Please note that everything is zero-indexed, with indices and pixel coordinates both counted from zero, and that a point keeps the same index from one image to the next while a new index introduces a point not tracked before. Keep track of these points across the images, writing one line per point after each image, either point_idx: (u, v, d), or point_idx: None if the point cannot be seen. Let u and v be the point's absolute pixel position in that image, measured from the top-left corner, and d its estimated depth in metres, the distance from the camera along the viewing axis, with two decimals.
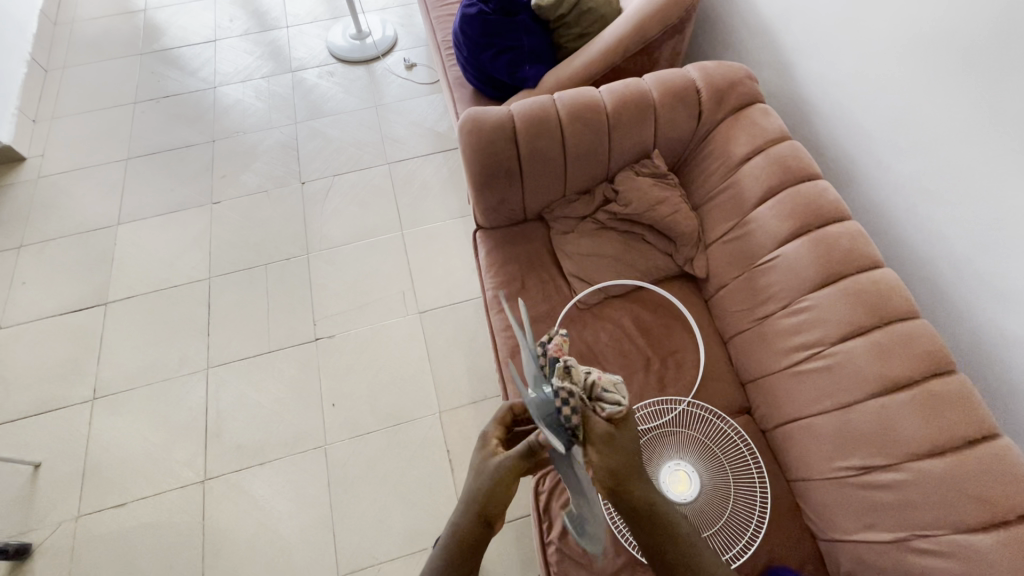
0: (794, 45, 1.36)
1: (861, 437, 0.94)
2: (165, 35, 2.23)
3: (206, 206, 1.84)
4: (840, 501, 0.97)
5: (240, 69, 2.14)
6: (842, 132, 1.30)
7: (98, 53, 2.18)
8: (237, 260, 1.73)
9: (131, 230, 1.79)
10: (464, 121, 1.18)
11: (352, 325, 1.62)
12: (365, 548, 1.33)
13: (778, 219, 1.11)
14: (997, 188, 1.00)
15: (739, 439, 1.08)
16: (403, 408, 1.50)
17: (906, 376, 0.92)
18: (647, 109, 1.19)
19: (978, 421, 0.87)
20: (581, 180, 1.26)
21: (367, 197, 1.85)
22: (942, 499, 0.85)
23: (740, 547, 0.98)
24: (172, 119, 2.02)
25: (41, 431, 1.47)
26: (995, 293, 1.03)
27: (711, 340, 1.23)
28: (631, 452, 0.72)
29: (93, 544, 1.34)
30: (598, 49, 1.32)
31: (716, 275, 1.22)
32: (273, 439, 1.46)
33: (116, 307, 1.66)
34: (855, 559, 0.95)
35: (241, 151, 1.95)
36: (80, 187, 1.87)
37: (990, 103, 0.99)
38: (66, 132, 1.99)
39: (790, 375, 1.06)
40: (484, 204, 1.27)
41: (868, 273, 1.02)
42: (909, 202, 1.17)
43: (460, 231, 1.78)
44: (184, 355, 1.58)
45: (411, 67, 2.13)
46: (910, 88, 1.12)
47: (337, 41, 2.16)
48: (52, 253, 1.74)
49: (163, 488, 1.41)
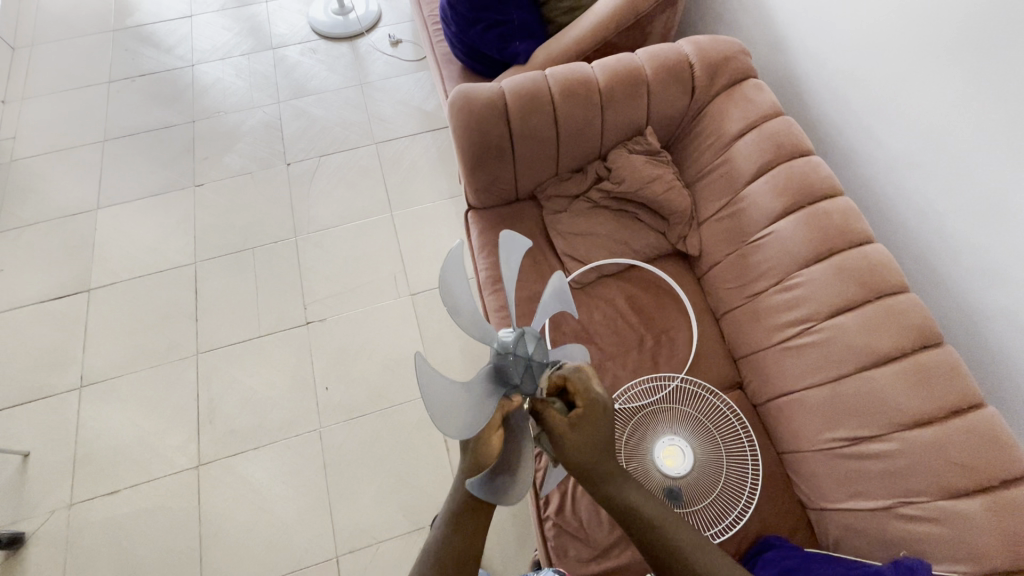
0: (783, 19, 1.35)
1: (849, 409, 0.97)
2: (138, 11, 2.15)
3: (188, 189, 1.79)
4: (829, 471, 1.00)
5: (217, 46, 2.07)
6: (832, 109, 1.29)
7: (67, 30, 2.09)
8: (223, 244, 1.70)
9: (112, 214, 1.74)
10: (454, 98, 1.15)
11: (343, 309, 1.61)
12: (363, 528, 1.35)
13: (770, 196, 1.11)
14: (988, 163, 1.01)
15: (732, 414, 1.11)
16: (398, 391, 1.51)
17: (895, 349, 0.94)
18: (640, 85, 1.17)
19: (964, 392, 0.90)
20: (573, 158, 1.24)
21: (354, 179, 1.82)
22: (928, 466, 0.88)
23: (734, 515, 1.01)
24: (151, 99, 1.95)
25: (28, 421, 1.45)
26: (979, 267, 1.05)
27: (703, 316, 1.24)
28: (601, 433, 0.68)
29: (88, 532, 1.33)
30: (589, 23, 1.29)
31: (708, 253, 1.22)
32: (267, 423, 1.46)
33: (100, 293, 1.62)
34: (844, 527, 0.98)
35: (223, 132, 1.89)
36: (57, 171, 1.81)
37: (979, 83, 1.01)
38: (37, 114, 1.92)
39: (782, 351, 1.08)
40: (476, 184, 1.25)
41: (859, 249, 1.03)
42: (897, 178, 1.18)
43: (450, 212, 1.77)
44: (174, 341, 1.56)
45: (396, 44, 2.08)
46: (902, 64, 1.12)
47: (319, 17, 2.10)
48: (30, 239, 1.69)
49: (157, 474, 1.40)
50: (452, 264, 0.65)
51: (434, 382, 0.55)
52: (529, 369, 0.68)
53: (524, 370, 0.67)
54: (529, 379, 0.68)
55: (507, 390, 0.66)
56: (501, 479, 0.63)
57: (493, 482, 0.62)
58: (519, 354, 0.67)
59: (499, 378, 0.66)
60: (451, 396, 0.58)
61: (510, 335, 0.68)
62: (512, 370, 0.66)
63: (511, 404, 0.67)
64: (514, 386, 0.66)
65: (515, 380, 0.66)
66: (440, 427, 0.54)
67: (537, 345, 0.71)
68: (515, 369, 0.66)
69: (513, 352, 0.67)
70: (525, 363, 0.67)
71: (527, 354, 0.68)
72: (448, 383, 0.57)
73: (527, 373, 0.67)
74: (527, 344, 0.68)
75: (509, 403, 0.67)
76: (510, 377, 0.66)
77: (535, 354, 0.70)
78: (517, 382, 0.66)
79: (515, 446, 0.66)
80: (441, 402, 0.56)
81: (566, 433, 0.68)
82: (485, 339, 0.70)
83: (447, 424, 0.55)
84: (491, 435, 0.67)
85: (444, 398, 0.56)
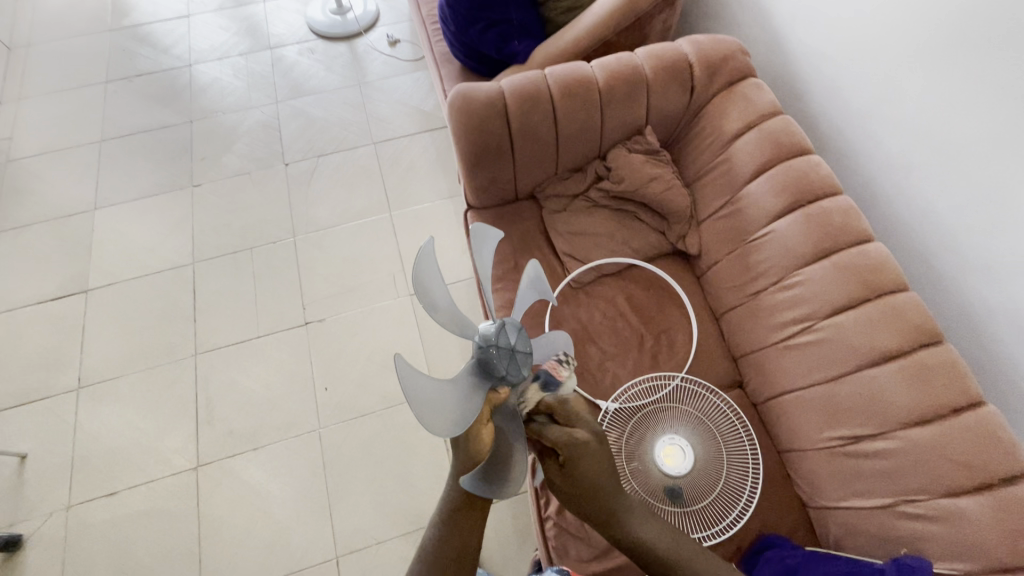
0: (782, 18, 1.35)
1: (849, 407, 0.97)
2: (134, 11, 2.14)
3: (186, 189, 1.78)
4: (830, 470, 1.00)
5: (215, 46, 2.06)
6: (830, 108, 1.30)
7: (64, 30, 2.09)
8: (220, 245, 1.69)
9: (109, 214, 1.74)
10: (453, 98, 1.15)
11: (342, 309, 1.60)
12: (363, 529, 1.34)
13: (770, 194, 1.11)
14: (986, 162, 1.02)
15: (731, 412, 1.11)
16: (397, 391, 1.50)
17: (895, 348, 0.95)
18: (639, 84, 1.17)
19: (965, 390, 0.90)
20: (572, 157, 1.24)
21: (353, 179, 1.81)
22: (928, 464, 0.88)
23: (735, 514, 1.01)
24: (148, 99, 1.95)
25: (25, 423, 1.44)
26: (978, 266, 1.05)
27: (703, 315, 1.24)
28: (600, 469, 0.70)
29: (86, 534, 1.33)
30: (588, 22, 1.29)
31: (708, 252, 1.22)
32: (266, 423, 1.45)
33: (98, 294, 1.61)
34: (844, 525, 0.98)
35: (221, 132, 1.89)
36: (53, 172, 1.80)
37: (977, 81, 1.01)
38: (33, 114, 1.91)
39: (782, 350, 1.08)
40: (475, 184, 1.25)
41: (859, 248, 1.03)
42: (896, 177, 1.18)
43: (450, 212, 1.76)
44: (172, 342, 1.55)
45: (394, 43, 2.08)
46: (901, 63, 1.13)
47: (317, 16, 2.10)
48: (26, 240, 1.68)
49: (155, 475, 1.39)
50: (427, 258, 0.67)
51: (416, 380, 0.56)
52: (513, 359, 0.68)
53: (507, 362, 0.67)
54: (515, 369, 0.68)
55: (493, 382, 0.67)
56: (496, 471, 0.64)
57: (488, 476, 0.63)
58: (503, 346, 0.68)
59: (482, 371, 0.67)
60: (436, 393, 0.58)
61: (493, 328, 0.69)
62: (496, 363, 0.67)
63: (497, 397, 0.67)
64: (499, 378, 0.67)
65: (498, 372, 0.67)
66: (425, 423, 0.54)
67: (522, 335, 0.71)
68: (497, 362, 0.67)
69: (494, 345, 0.68)
70: (508, 355, 0.68)
71: (510, 345, 0.68)
72: (432, 380, 0.57)
73: (511, 364, 0.67)
74: (509, 335, 0.69)
75: (495, 396, 0.67)
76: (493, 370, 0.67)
77: (519, 345, 0.70)
78: (501, 374, 0.67)
79: (506, 438, 0.66)
80: (428, 399, 0.56)
81: (564, 475, 0.69)
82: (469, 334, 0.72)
83: (433, 422, 0.56)
84: (481, 429, 0.65)
85: (428, 395, 0.56)
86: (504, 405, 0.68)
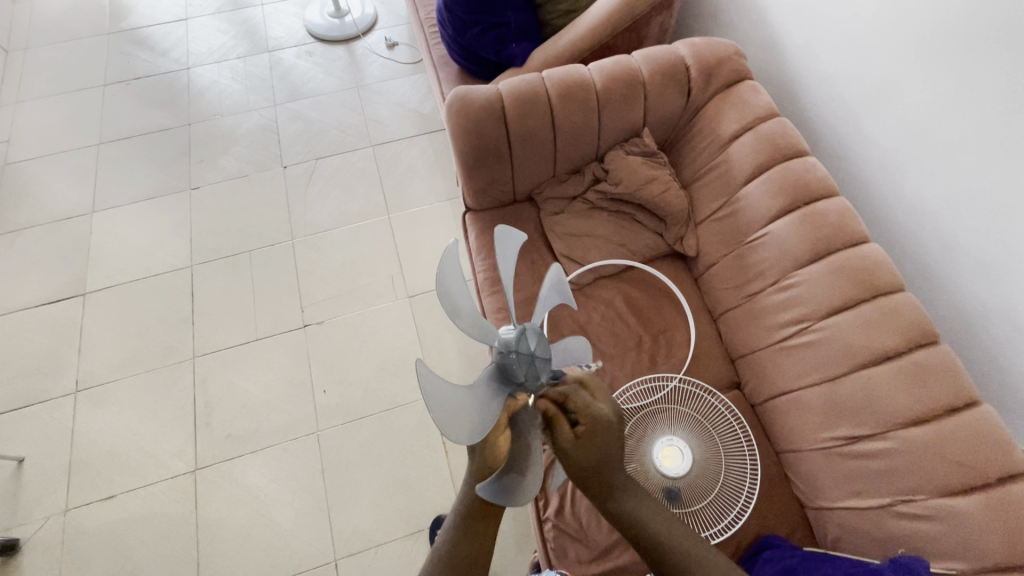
0: (778, 21, 1.36)
1: (847, 408, 0.97)
2: (133, 14, 2.14)
3: (184, 192, 1.79)
4: (827, 470, 1.00)
5: (213, 49, 2.06)
6: (826, 110, 1.30)
7: (61, 33, 2.09)
8: (218, 248, 1.69)
9: (107, 218, 1.74)
10: (451, 101, 1.15)
11: (341, 311, 1.60)
12: (362, 531, 1.34)
13: (766, 196, 1.12)
14: (980, 163, 1.02)
15: (730, 413, 1.11)
16: (396, 393, 1.50)
17: (892, 348, 0.95)
18: (636, 86, 1.18)
19: (960, 390, 0.90)
20: (570, 159, 1.25)
21: (351, 181, 1.82)
22: (924, 464, 0.88)
23: (733, 515, 1.01)
24: (146, 102, 1.95)
25: (22, 426, 1.43)
26: (973, 266, 1.06)
27: (700, 317, 1.24)
28: (608, 446, 0.68)
29: (84, 538, 1.32)
30: (586, 26, 1.30)
31: (705, 254, 1.23)
32: (264, 426, 1.45)
33: (96, 297, 1.61)
34: (842, 526, 0.98)
35: (219, 135, 1.89)
36: (51, 175, 1.80)
37: (971, 83, 1.02)
38: (31, 117, 1.91)
39: (779, 351, 1.08)
40: (473, 186, 1.25)
41: (855, 249, 1.04)
42: (891, 179, 1.19)
43: (448, 214, 1.77)
44: (170, 345, 1.55)
45: (392, 46, 2.08)
46: (896, 65, 1.13)
47: (315, 19, 2.11)
48: (24, 243, 1.68)
49: (153, 479, 1.39)
50: None
51: (433, 385, 0.55)
52: (533, 365, 0.67)
53: (526, 368, 0.66)
54: (534, 376, 0.67)
55: (512, 388, 0.66)
56: (512, 479, 0.62)
57: (502, 482, 0.61)
58: (522, 353, 0.67)
59: (501, 377, 0.66)
60: (453, 398, 0.57)
61: (513, 333, 0.68)
62: (516, 369, 0.65)
63: (515, 404, 0.66)
64: (518, 383, 0.66)
65: (518, 379, 0.65)
66: (442, 428, 0.54)
67: (542, 342, 0.69)
68: (517, 367, 0.65)
69: (514, 351, 0.66)
70: (528, 361, 0.66)
71: (530, 351, 0.67)
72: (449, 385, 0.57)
73: (531, 370, 0.66)
74: (530, 341, 0.67)
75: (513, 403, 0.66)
76: (512, 376, 0.66)
77: (540, 352, 0.68)
78: (519, 380, 0.66)
79: (525, 445, 0.65)
80: (444, 404, 0.55)
81: (572, 447, 0.68)
82: (488, 338, 0.68)
83: (448, 427, 0.55)
84: (498, 436, 0.65)
85: (446, 399, 0.56)
86: (523, 411, 0.67)
